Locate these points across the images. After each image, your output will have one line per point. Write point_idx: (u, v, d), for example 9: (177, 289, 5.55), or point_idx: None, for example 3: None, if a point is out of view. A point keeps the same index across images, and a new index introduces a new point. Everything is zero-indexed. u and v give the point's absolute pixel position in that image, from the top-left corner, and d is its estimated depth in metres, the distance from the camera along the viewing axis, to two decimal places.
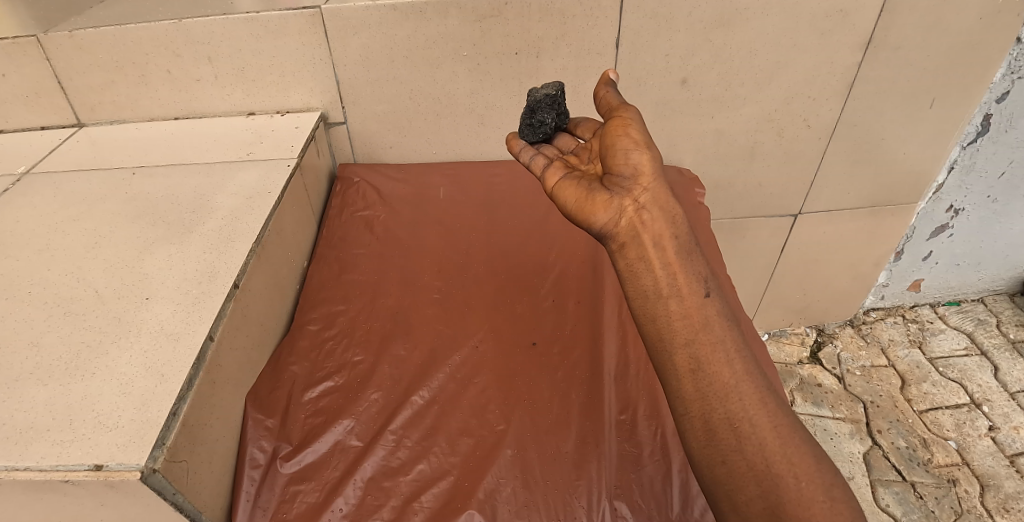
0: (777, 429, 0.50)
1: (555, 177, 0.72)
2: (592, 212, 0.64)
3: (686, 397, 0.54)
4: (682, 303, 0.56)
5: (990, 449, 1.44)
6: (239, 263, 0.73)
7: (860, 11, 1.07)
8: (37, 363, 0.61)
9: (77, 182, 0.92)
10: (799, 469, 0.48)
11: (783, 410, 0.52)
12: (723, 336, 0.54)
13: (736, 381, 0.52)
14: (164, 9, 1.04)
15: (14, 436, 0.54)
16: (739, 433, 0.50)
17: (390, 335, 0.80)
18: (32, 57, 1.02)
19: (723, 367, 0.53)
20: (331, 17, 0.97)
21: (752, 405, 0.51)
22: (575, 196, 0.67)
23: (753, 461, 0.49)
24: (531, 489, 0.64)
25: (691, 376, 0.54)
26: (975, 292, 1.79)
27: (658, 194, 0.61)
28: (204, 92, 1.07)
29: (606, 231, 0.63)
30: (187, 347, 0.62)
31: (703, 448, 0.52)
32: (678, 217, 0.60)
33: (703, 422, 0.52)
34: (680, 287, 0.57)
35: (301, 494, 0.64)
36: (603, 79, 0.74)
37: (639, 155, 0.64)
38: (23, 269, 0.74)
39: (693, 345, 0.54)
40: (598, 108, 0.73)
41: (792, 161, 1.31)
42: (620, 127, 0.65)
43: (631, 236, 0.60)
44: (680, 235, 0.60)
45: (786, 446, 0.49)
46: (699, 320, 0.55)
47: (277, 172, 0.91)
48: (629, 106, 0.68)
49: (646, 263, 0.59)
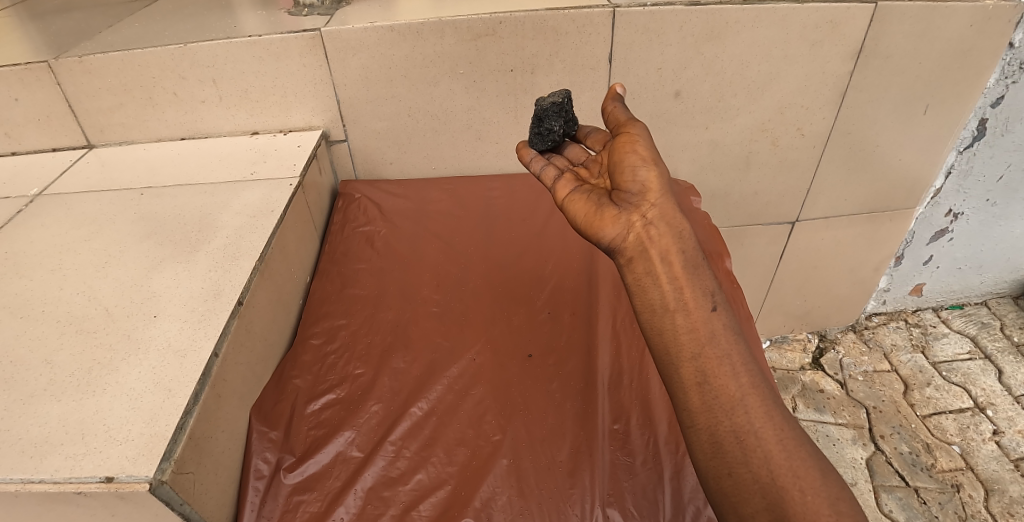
0: (782, 442, 0.52)
1: (564, 189, 0.73)
2: (601, 227, 0.66)
3: (691, 409, 0.55)
4: (688, 317, 0.58)
5: (994, 453, 1.44)
6: (243, 279, 0.76)
7: (849, 21, 1.09)
8: (50, 380, 0.64)
9: (89, 202, 0.95)
10: (804, 483, 0.50)
11: (789, 422, 0.53)
12: (729, 350, 0.56)
13: (742, 394, 0.54)
14: (170, 34, 1.08)
15: (29, 450, 0.57)
16: (746, 446, 0.52)
17: (390, 349, 0.83)
18: (44, 81, 1.06)
19: (728, 381, 0.55)
20: (331, 39, 1.00)
21: (758, 418, 0.53)
22: (584, 210, 0.69)
23: (758, 473, 0.51)
24: (526, 498, 0.66)
25: (697, 389, 0.55)
26: (978, 295, 1.79)
27: (666, 210, 0.63)
28: (210, 113, 1.10)
29: (613, 245, 0.65)
30: (193, 363, 0.65)
31: (710, 460, 0.54)
32: (685, 231, 0.62)
33: (709, 435, 0.54)
34: (687, 302, 0.58)
35: (303, 503, 0.66)
36: (610, 93, 0.75)
37: (647, 172, 0.66)
38: (37, 289, 0.77)
39: (699, 359, 0.56)
40: (607, 123, 0.74)
41: (787, 170, 1.33)
42: (628, 144, 0.68)
43: (638, 251, 0.62)
44: (687, 249, 0.62)
45: (791, 459, 0.51)
46: (705, 333, 0.57)
47: (280, 190, 0.94)
48: (637, 121, 0.70)
49: (654, 278, 0.61)
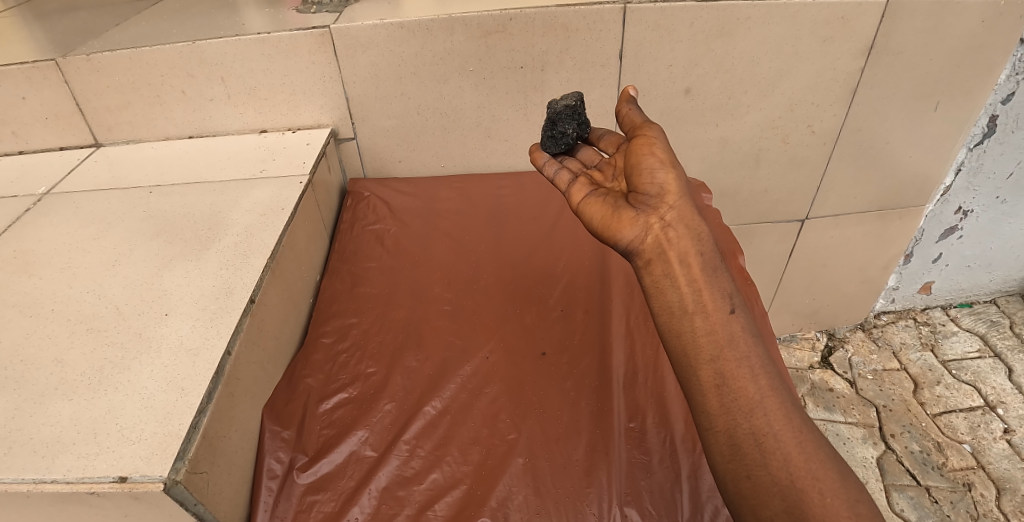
0: (801, 444, 0.51)
1: (580, 192, 0.72)
2: (618, 229, 0.65)
3: (709, 411, 0.55)
4: (707, 319, 0.57)
5: (1006, 452, 1.43)
6: (254, 278, 0.75)
7: (861, 17, 1.08)
8: (62, 378, 0.63)
9: (97, 201, 0.94)
10: (824, 485, 0.49)
11: (808, 424, 0.53)
12: (748, 353, 0.55)
13: (761, 397, 0.53)
14: (177, 32, 1.08)
15: (41, 450, 0.56)
16: (765, 449, 0.51)
17: (402, 348, 0.82)
18: (52, 80, 1.05)
19: (747, 383, 0.54)
20: (340, 37, 1.00)
21: (777, 420, 0.52)
22: (601, 212, 0.68)
23: (777, 475, 0.50)
24: (543, 498, 0.65)
25: (715, 391, 0.54)
26: (987, 293, 1.78)
27: (684, 212, 0.63)
28: (218, 111, 1.10)
29: (631, 248, 0.64)
30: (206, 362, 0.64)
31: (728, 463, 0.53)
32: (703, 233, 0.61)
33: (728, 437, 0.53)
34: (705, 304, 0.58)
35: (317, 503, 0.65)
36: (623, 96, 0.74)
37: (665, 174, 0.65)
38: (47, 288, 0.76)
39: (718, 361, 0.55)
40: (621, 126, 0.73)
41: (797, 167, 1.32)
42: (645, 146, 0.67)
43: (656, 253, 0.62)
44: (705, 251, 0.61)
45: (810, 462, 0.50)
46: (724, 335, 0.56)
47: (290, 188, 0.93)
48: (653, 124, 0.69)
49: (672, 280, 0.60)
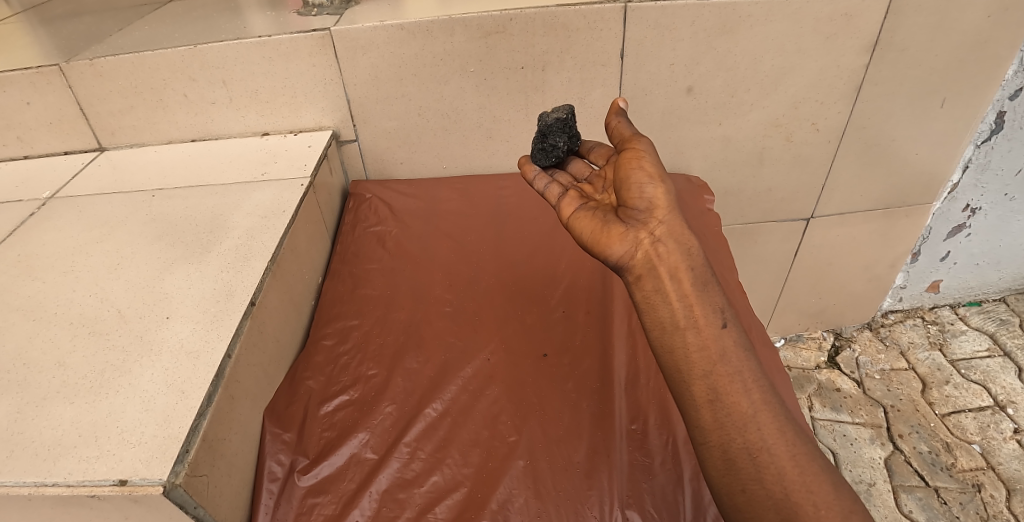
0: (795, 457, 0.51)
1: (569, 206, 0.72)
2: (607, 243, 0.64)
3: (703, 426, 0.54)
4: (699, 334, 0.57)
5: (1016, 452, 1.41)
6: (255, 281, 0.75)
7: (864, 13, 1.07)
8: (64, 382, 0.64)
9: (101, 204, 0.95)
10: (817, 497, 0.48)
11: (801, 437, 0.52)
12: (740, 368, 0.55)
13: (754, 411, 0.53)
14: (179, 36, 1.08)
15: (42, 453, 0.57)
16: (759, 463, 0.51)
17: (402, 350, 0.82)
18: (56, 85, 1.06)
19: (741, 397, 0.53)
20: (341, 38, 1.00)
21: (771, 434, 0.52)
22: (590, 226, 0.67)
23: (772, 490, 0.50)
24: (543, 501, 0.65)
25: (708, 406, 0.54)
26: (996, 291, 1.76)
27: (674, 227, 0.62)
28: (220, 114, 1.10)
29: (621, 263, 0.63)
30: (206, 365, 0.64)
31: (723, 477, 0.52)
32: (693, 248, 0.61)
33: (722, 452, 0.53)
34: (697, 319, 0.57)
35: (318, 506, 0.65)
36: (613, 108, 0.73)
37: (654, 188, 0.64)
38: (50, 291, 0.77)
39: (710, 377, 0.55)
40: (610, 139, 0.72)
41: (802, 165, 1.31)
42: (633, 160, 0.66)
43: (647, 268, 0.61)
44: (695, 266, 0.60)
45: (804, 475, 0.50)
46: (716, 350, 0.55)
47: (291, 191, 0.93)
48: (641, 137, 0.68)
49: (663, 295, 0.59)
